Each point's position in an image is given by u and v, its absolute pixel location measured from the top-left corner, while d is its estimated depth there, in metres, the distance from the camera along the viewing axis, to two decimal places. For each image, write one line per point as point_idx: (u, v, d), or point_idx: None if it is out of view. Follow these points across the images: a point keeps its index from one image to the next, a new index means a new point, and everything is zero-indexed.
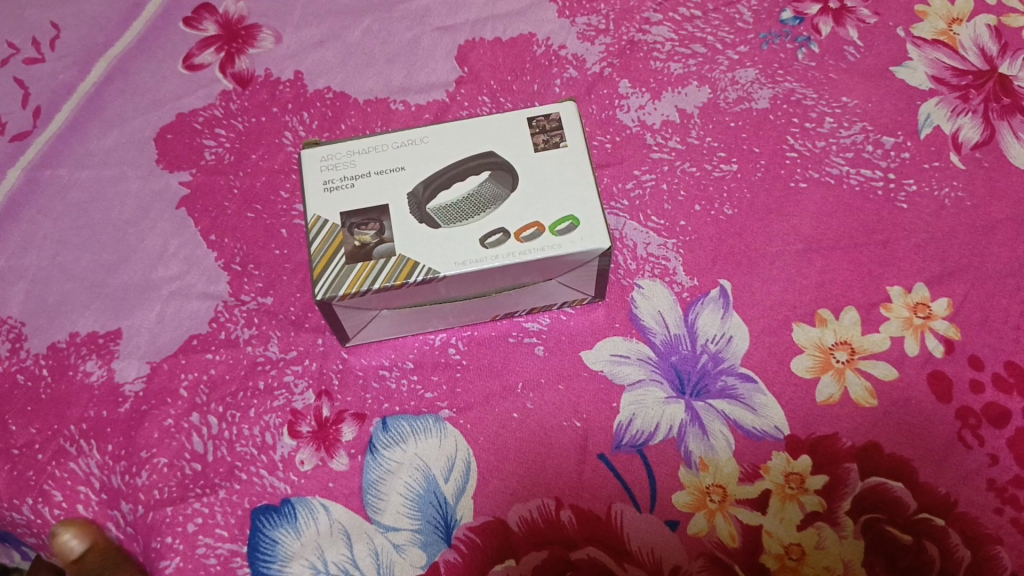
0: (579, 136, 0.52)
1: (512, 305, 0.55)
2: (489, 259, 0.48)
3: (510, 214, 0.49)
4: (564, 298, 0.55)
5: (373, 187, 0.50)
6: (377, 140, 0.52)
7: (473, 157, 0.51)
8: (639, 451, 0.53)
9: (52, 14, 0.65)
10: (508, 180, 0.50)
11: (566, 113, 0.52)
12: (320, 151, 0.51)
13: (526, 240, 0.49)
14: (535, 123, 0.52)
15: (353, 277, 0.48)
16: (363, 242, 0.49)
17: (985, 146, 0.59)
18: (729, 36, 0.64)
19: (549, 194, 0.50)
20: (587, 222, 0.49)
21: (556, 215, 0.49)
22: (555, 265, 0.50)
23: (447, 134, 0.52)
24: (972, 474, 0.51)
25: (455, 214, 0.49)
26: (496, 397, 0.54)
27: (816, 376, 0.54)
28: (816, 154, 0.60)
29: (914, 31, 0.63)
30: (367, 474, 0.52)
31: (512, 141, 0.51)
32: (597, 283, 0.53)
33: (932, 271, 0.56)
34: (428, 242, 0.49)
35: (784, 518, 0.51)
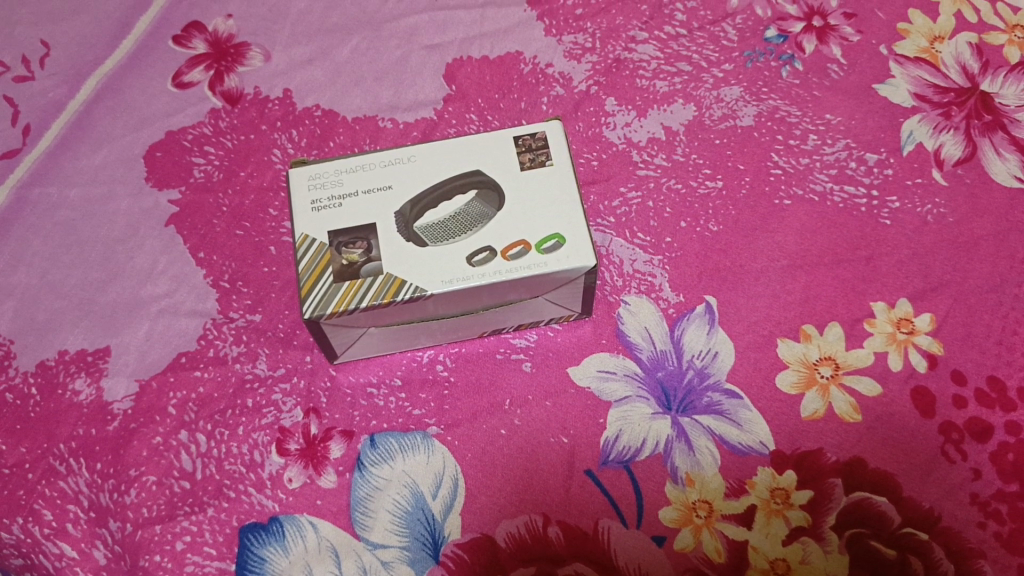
0: (565, 155, 0.52)
1: (499, 322, 0.55)
2: (476, 277, 0.49)
3: (497, 233, 0.50)
4: (551, 315, 0.55)
5: (359, 206, 0.51)
6: (364, 159, 0.52)
7: (459, 175, 0.52)
8: (625, 466, 0.53)
9: (42, 33, 0.65)
10: (495, 198, 0.51)
11: (551, 133, 0.53)
12: (307, 170, 0.52)
13: (513, 258, 0.49)
14: (521, 142, 0.52)
15: (340, 296, 0.49)
16: (351, 260, 0.49)
17: (967, 163, 0.60)
18: (713, 53, 0.64)
19: (535, 213, 0.50)
20: (573, 241, 0.50)
21: (541, 234, 0.50)
22: (541, 282, 0.50)
23: (433, 153, 0.52)
24: (955, 488, 0.52)
25: (442, 233, 0.50)
26: (484, 414, 0.54)
27: (801, 392, 0.54)
28: (800, 171, 0.60)
29: (897, 49, 0.64)
30: (355, 492, 0.53)
31: (498, 160, 0.52)
32: (584, 300, 0.54)
33: (915, 287, 0.57)
34: (415, 261, 0.49)
35: (769, 533, 0.51)
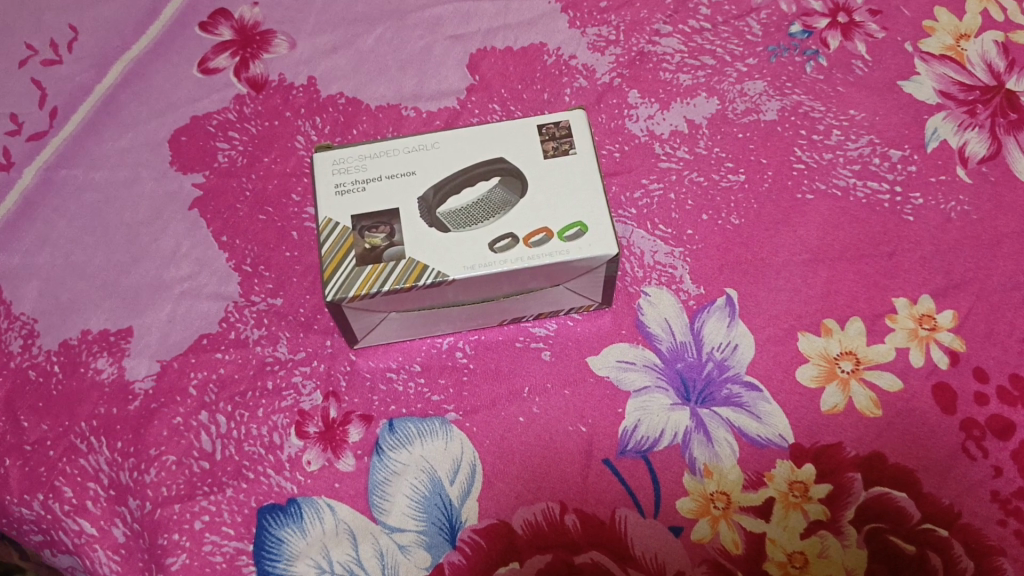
0: (588, 144, 0.52)
1: (520, 310, 0.55)
2: (498, 263, 0.49)
3: (519, 220, 0.50)
4: (570, 304, 0.55)
5: (383, 191, 0.51)
6: (388, 145, 0.52)
7: (482, 162, 0.52)
8: (644, 456, 0.53)
9: (70, 17, 0.66)
10: (518, 185, 0.51)
11: (575, 122, 0.53)
12: (331, 154, 0.52)
13: (535, 246, 0.49)
14: (544, 130, 0.52)
15: (362, 279, 0.49)
16: (373, 244, 0.49)
17: (991, 160, 0.60)
18: (737, 48, 0.64)
19: (557, 201, 0.50)
20: (595, 229, 0.50)
21: (564, 221, 0.50)
22: (563, 271, 0.50)
23: (457, 139, 0.53)
24: (975, 485, 0.51)
25: (465, 219, 0.50)
26: (502, 401, 0.55)
27: (821, 385, 0.54)
28: (823, 166, 0.60)
29: (922, 46, 0.64)
30: (373, 476, 0.53)
31: (521, 147, 0.52)
32: (605, 290, 0.54)
33: (937, 284, 0.56)
34: (438, 246, 0.49)
35: (787, 526, 0.51)
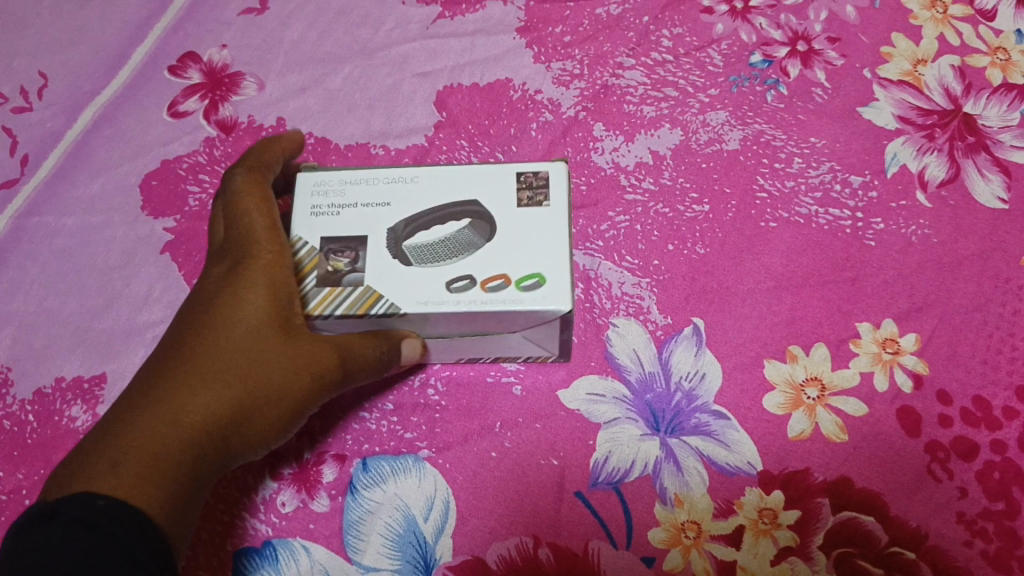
0: (565, 198, 0.50)
1: (490, 351, 0.55)
2: (450, 303, 0.48)
3: (479, 263, 0.48)
4: (529, 353, 0.55)
5: (355, 218, 0.50)
6: (370, 174, 0.52)
7: (455, 203, 0.50)
8: (615, 487, 0.53)
9: (41, 64, 0.67)
10: (486, 230, 0.49)
11: (555, 173, 0.51)
12: (314, 176, 0.52)
13: (491, 291, 0.48)
14: (523, 177, 0.51)
15: (320, 299, 0.49)
16: (337, 268, 0.49)
17: (951, 184, 0.61)
18: (699, 79, 0.65)
19: (522, 250, 0.48)
20: (554, 282, 0.48)
21: (524, 272, 0.48)
22: (520, 318, 0.49)
23: (435, 177, 0.51)
24: (942, 507, 0.52)
25: (428, 255, 0.49)
26: (474, 436, 0.55)
27: (788, 412, 0.55)
28: (785, 194, 0.61)
29: (881, 72, 0.65)
30: (347, 515, 0.53)
31: (497, 193, 0.50)
32: (560, 342, 0.53)
33: (900, 308, 0.57)
34: (396, 278, 0.49)
35: (757, 553, 0.52)
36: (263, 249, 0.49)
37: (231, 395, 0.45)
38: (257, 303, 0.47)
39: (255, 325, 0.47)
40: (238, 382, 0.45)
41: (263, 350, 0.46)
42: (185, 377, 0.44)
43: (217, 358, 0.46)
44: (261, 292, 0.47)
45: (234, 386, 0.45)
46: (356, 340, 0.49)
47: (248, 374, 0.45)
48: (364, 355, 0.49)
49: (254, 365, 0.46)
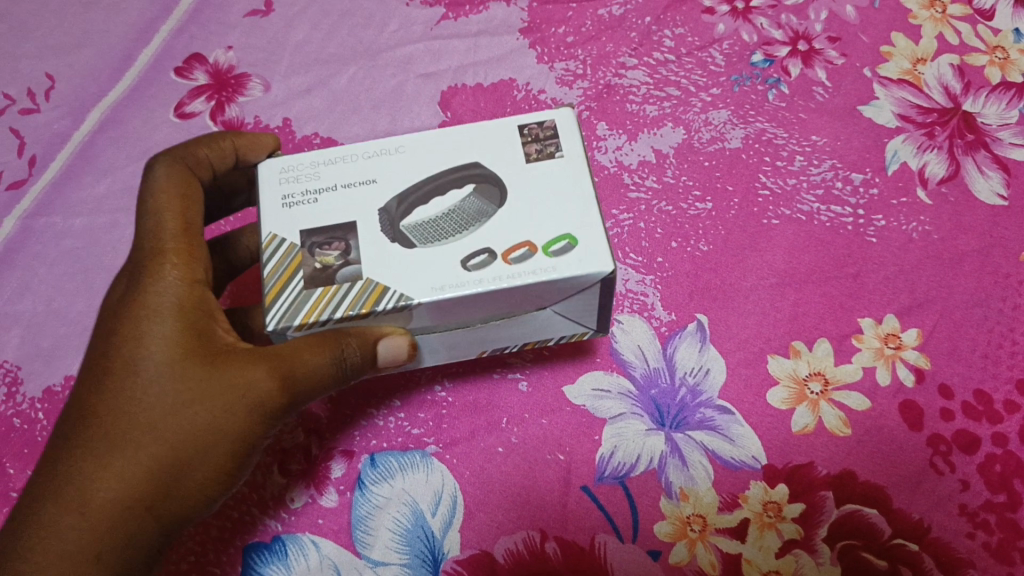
0: (577, 146, 0.46)
1: (500, 339, 0.52)
2: (472, 283, 0.43)
3: (496, 233, 0.44)
4: (564, 332, 0.52)
5: (340, 203, 0.46)
6: (347, 151, 0.47)
7: (455, 169, 0.46)
8: (621, 482, 0.54)
9: (48, 66, 0.68)
10: (495, 194, 0.45)
11: (562, 121, 0.47)
12: (280, 162, 0.47)
13: (515, 263, 0.43)
14: (527, 130, 0.47)
15: (310, 307, 0.44)
16: (326, 263, 0.44)
17: (951, 181, 0.61)
18: (701, 79, 0.66)
19: (539, 212, 0.44)
20: (585, 241, 0.43)
21: (549, 235, 0.44)
22: (550, 291, 0.44)
23: (425, 144, 0.47)
24: (944, 499, 0.53)
25: (432, 232, 0.44)
26: (481, 432, 0.56)
27: (792, 407, 0.55)
28: (787, 192, 0.62)
29: (881, 71, 0.66)
30: (355, 510, 0.54)
31: (501, 153, 0.46)
32: (597, 318, 0.50)
33: (901, 303, 0.58)
34: (400, 265, 0.44)
35: (762, 546, 0.52)
36: (160, 295, 0.50)
37: (144, 454, 0.47)
38: (155, 353, 0.48)
39: (161, 373, 0.48)
40: (149, 435, 0.47)
41: (176, 396, 0.47)
42: (103, 438, 0.48)
43: (129, 416, 0.48)
44: (160, 341, 0.48)
45: (143, 441, 0.47)
46: (296, 348, 0.45)
47: (153, 425, 0.47)
48: (309, 363, 0.45)
49: (167, 414, 0.47)
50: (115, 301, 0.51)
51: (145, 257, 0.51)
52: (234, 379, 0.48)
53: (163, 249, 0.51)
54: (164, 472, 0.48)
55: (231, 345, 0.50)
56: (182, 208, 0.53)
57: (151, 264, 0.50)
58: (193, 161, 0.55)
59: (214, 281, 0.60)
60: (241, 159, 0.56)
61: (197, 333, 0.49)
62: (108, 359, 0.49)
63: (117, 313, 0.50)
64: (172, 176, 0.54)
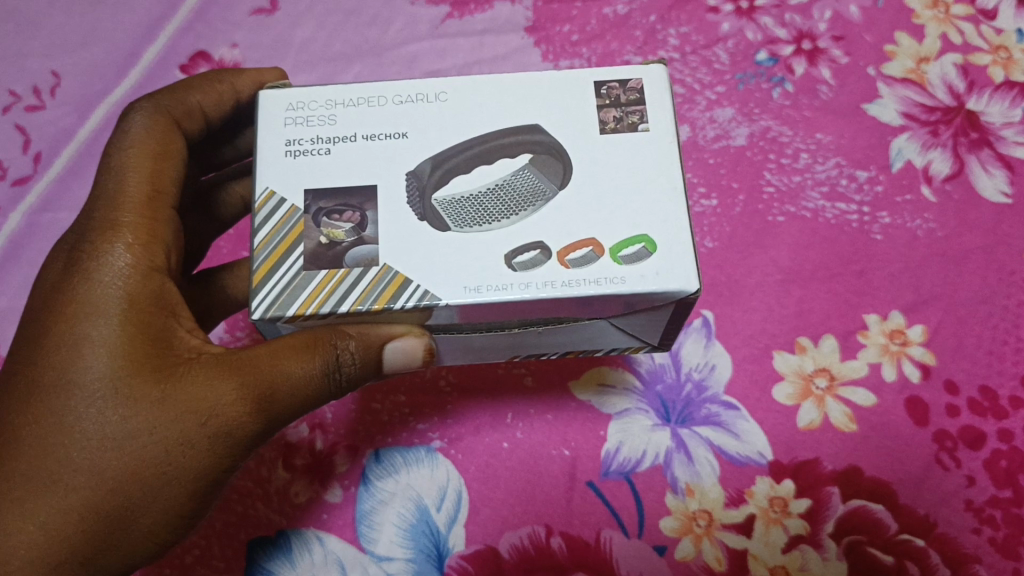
0: (666, 116, 0.40)
1: (542, 345, 0.46)
2: (517, 286, 0.37)
3: (555, 228, 0.38)
4: (621, 343, 0.45)
5: (355, 160, 0.39)
6: (375, 90, 0.41)
7: (510, 131, 0.40)
8: (626, 477, 0.54)
9: (52, 63, 0.68)
10: (557, 170, 0.39)
11: (649, 79, 0.41)
12: (288, 96, 0.41)
13: (574, 265, 0.37)
14: (606, 89, 0.40)
15: (308, 295, 0.38)
16: (333, 238, 0.38)
17: (956, 178, 0.61)
18: (705, 77, 0.66)
19: (611, 200, 0.38)
20: (666, 250, 0.37)
21: (621, 236, 0.38)
22: (610, 305, 0.38)
23: (472, 96, 0.40)
24: (950, 495, 0.53)
25: (474, 213, 0.38)
26: (486, 427, 0.56)
27: (797, 403, 0.55)
28: (792, 189, 0.62)
29: (885, 70, 0.65)
30: (361, 506, 0.54)
31: (568, 117, 0.40)
32: (662, 334, 0.44)
33: (907, 300, 0.58)
34: (428, 252, 0.38)
35: (768, 541, 0.53)
36: (108, 286, 0.42)
37: (97, 472, 0.40)
38: (101, 357, 0.40)
39: (108, 383, 0.40)
40: (94, 458, 0.40)
41: (127, 412, 0.40)
42: (48, 452, 0.40)
43: (78, 424, 0.40)
44: (106, 343, 0.41)
45: (87, 464, 0.40)
46: (274, 354, 0.41)
47: (98, 445, 0.40)
48: (292, 373, 0.41)
49: (117, 432, 0.40)
50: (51, 282, 0.43)
51: (93, 233, 0.43)
52: (198, 393, 0.41)
53: (118, 224, 0.44)
54: (111, 503, 0.40)
55: (196, 350, 0.43)
56: (151, 175, 0.46)
57: (100, 243, 0.43)
58: (181, 109, 0.50)
59: (202, 234, 0.59)
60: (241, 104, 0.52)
61: (153, 334, 0.42)
62: (41, 358, 0.41)
63: (52, 301, 0.42)
64: (150, 134, 0.47)
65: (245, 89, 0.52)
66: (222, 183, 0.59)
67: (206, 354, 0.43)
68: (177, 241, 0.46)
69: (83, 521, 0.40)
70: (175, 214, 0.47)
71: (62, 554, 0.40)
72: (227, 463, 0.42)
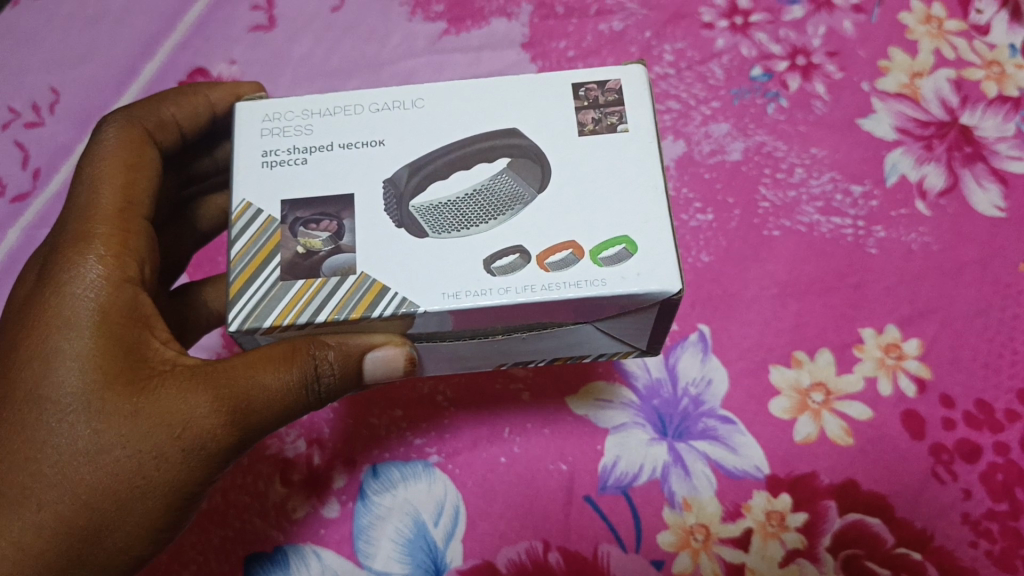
0: (646, 115, 0.40)
1: (529, 353, 0.46)
2: (496, 290, 0.37)
3: (533, 232, 0.38)
4: (607, 350, 0.46)
5: (332, 167, 0.40)
6: (352, 98, 0.41)
7: (489, 136, 0.40)
8: (624, 491, 0.54)
9: (51, 79, 0.68)
10: (535, 174, 0.39)
11: (629, 81, 0.41)
12: (264, 106, 0.41)
13: (554, 269, 0.37)
14: (584, 92, 0.41)
15: (285, 305, 0.38)
16: (310, 247, 0.39)
17: (950, 192, 0.61)
18: (701, 92, 0.66)
19: (593, 203, 0.38)
20: (645, 250, 0.37)
21: (601, 238, 0.38)
22: (591, 308, 0.38)
23: (450, 101, 0.41)
24: (947, 508, 0.53)
25: (452, 219, 0.38)
26: (484, 441, 0.56)
27: (793, 416, 0.55)
28: (788, 204, 0.62)
29: (879, 85, 0.65)
30: (358, 520, 0.54)
31: (547, 119, 0.40)
32: (650, 337, 0.44)
33: (903, 313, 0.58)
34: (406, 259, 0.38)
35: (766, 555, 0.53)
36: (80, 298, 0.42)
37: (69, 487, 0.40)
38: (71, 370, 0.40)
39: (80, 396, 0.40)
40: (67, 472, 0.40)
41: (99, 425, 0.40)
42: (19, 467, 0.40)
43: (48, 438, 0.40)
44: (78, 356, 0.41)
45: (60, 478, 0.40)
46: (249, 366, 0.40)
47: (71, 459, 0.40)
48: (268, 384, 0.40)
49: (89, 446, 0.40)
50: (27, 295, 0.44)
51: (66, 245, 0.44)
52: (170, 406, 0.40)
53: (92, 236, 0.44)
54: (85, 516, 0.40)
55: (171, 361, 0.42)
56: (126, 186, 0.46)
57: (72, 254, 0.43)
58: (154, 121, 0.51)
59: (182, 252, 0.60)
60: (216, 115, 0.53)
61: (126, 345, 0.41)
62: (15, 373, 0.41)
63: (26, 314, 0.43)
64: (123, 146, 0.48)
65: (218, 102, 0.53)
66: (197, 199, 0.60)
67: (181, 366, 0.42)
68: (153, 250, 0.46)
69: (55, 536, 0.40)
70: (149, 224, 0.47)
71: (36, 568, 0.40)
72: (204, 477, 0.42)
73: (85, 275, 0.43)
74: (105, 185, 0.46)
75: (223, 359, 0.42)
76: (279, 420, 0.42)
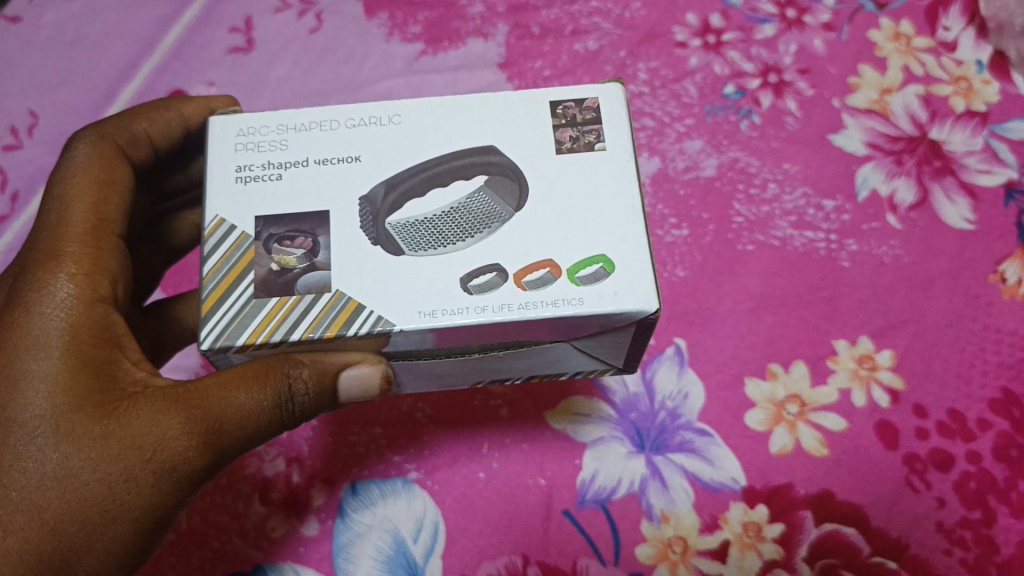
0: (624, 135, 0.41)
1: (505, 370, 0.46)
2: (473, 309, 0.37)
3: (510, 250, 0.38)
4: (585, 368, 0.46)
5: (307, 184, 0.40)
6: (328, 114, 0.42)
7: (467, 153, 0.40)
8: (602, 505, 0.54)
9: (30, 103, 0.69)
10: (513, 192, 0.40)
11: (607, 98, 0.42)
12: (239, 121, 0.41)
13: (531, 288, 0.38)
14: (563, 109, 0.41)
15: (258, 323, 0.38)
16: (284, 264, 0.39)
17: (920, 207, 0.62)
18: (675, 109, 0.67)
19: (570, 219, 0.39)
20: (622, 269, 0.38)
21: (578, 257, 0.38)
22: (567, 326, 0.39)
23: (428, 117, 0.41)
24: (921, 518, 0.54)
25: (429, 239, 0.39)
26: (463, 458, 0.56)
27: (769, 428, 0.56)
28: (761, 219, 0.63)
29: (849, 101, 0.67)
30: (338, 538, 0.54)
31: (525, 136, 0.41)
32: (627, 355, 0.44)
33: (875, 325, 0.59)
34: (381, 278, 0.38)
35: (743, 566, 0.53)
36: (49, 317, 0.42)
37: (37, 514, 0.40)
38: (40, 392, 0.40)
39: (49, 419, 0.40)
40: (34, 497, 0.40)
41: (69, 449, 0.40)
42: None
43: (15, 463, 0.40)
44: (46, 377, 0.41)
45: (27, 504, 0.40)
46: (222, 387, 0.41)
47: (39, 484, 0.40)
48: (241, 405, 0.41)
49: (58, 470, 0.40)
50: None
51: (36, 263, 0.44)
52: (142, 428, 0.41)
53: (62, 254, 0.44)
54: (52, 543, 0.40)
55: (142, 382, 0.42)
56: (96, 203, 0.47)
57: (42, 272, 0.43)
58: (126, 137, 0.51)
59: (157, 265, 0.61)
60: (188, 127, 0.53)
61: (97, 366, 0.41)
62: None
63: None
64: (94, 163, 0.48)
65: (192, 116, 0.53)
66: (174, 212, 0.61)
67: (152, 388, 0.42)
68: (124, 267, 0.46)
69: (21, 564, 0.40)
70: (122, 241, 0.47)
71: None
72: (175, 500, 0.42)
73: (54, 293, 0.43)
74: (74, 204, 0.46)
75: (195, 381, 0.42)
76: (251, 442, 0.42)
